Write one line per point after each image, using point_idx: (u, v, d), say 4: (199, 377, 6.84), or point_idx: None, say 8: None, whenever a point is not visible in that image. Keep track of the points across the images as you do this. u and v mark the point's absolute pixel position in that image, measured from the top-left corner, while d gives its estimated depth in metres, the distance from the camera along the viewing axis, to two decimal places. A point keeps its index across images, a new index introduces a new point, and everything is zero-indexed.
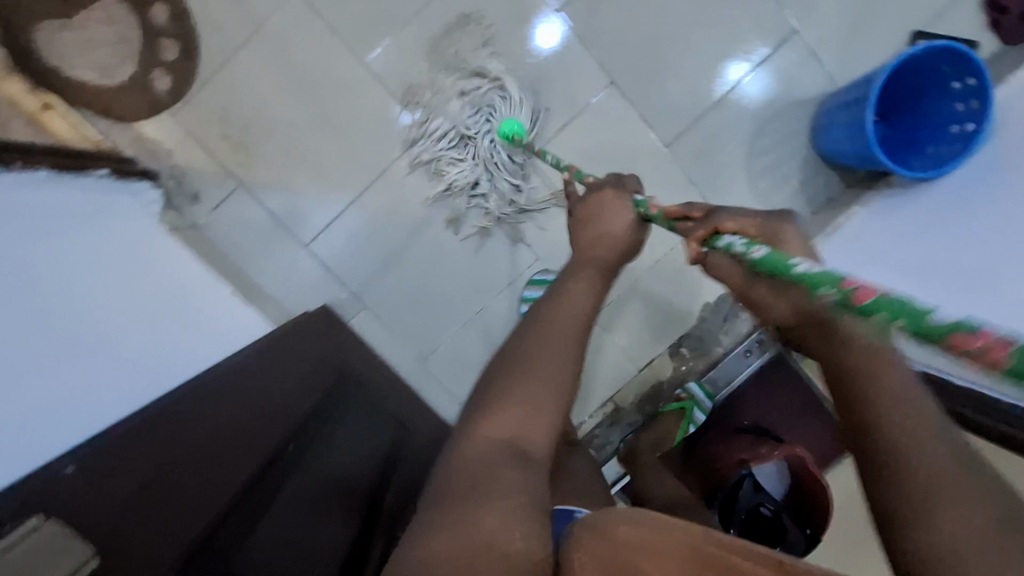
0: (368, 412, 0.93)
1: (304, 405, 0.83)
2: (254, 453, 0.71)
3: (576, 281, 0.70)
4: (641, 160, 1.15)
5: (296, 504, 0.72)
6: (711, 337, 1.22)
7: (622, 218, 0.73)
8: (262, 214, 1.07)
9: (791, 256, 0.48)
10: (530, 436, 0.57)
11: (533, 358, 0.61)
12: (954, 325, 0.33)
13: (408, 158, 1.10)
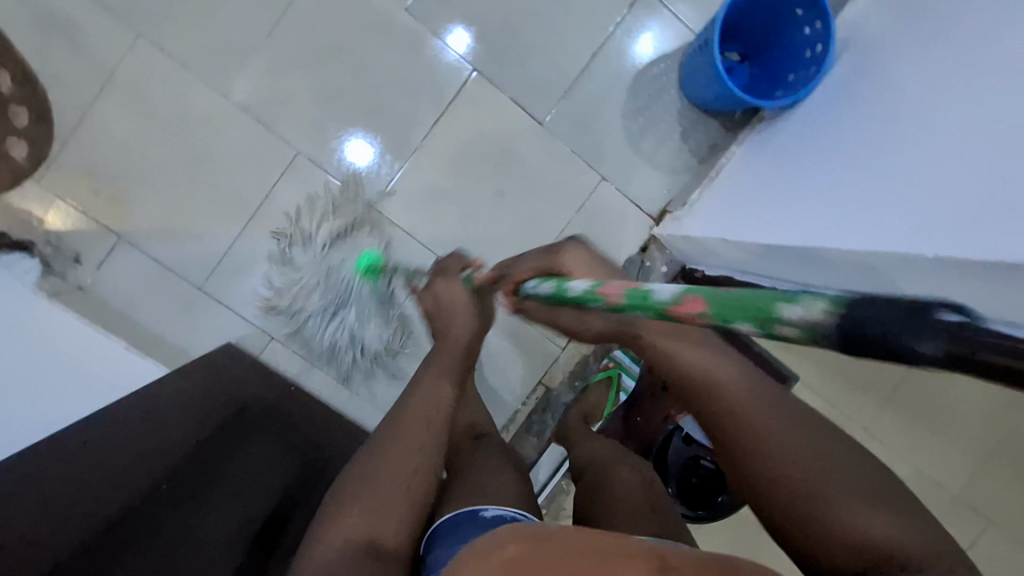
0: (278, 444, 0.90)
1: (178, 465, 0.78)
2: (129, 485, 0.73)
3: (430, 375, 0.76)
4: (519, 140, 1.15)
5: (170, 541, 0.72)
6: None
7: (458, 297, 0.83)
8: (151, 265, 1.09)
9: (571, 284, 0.66)
10: (382, 535, 0.63)
11: (386, 449, 0.68)
12: (671, 300, 0.46)
13: (286, 181, 1.10)
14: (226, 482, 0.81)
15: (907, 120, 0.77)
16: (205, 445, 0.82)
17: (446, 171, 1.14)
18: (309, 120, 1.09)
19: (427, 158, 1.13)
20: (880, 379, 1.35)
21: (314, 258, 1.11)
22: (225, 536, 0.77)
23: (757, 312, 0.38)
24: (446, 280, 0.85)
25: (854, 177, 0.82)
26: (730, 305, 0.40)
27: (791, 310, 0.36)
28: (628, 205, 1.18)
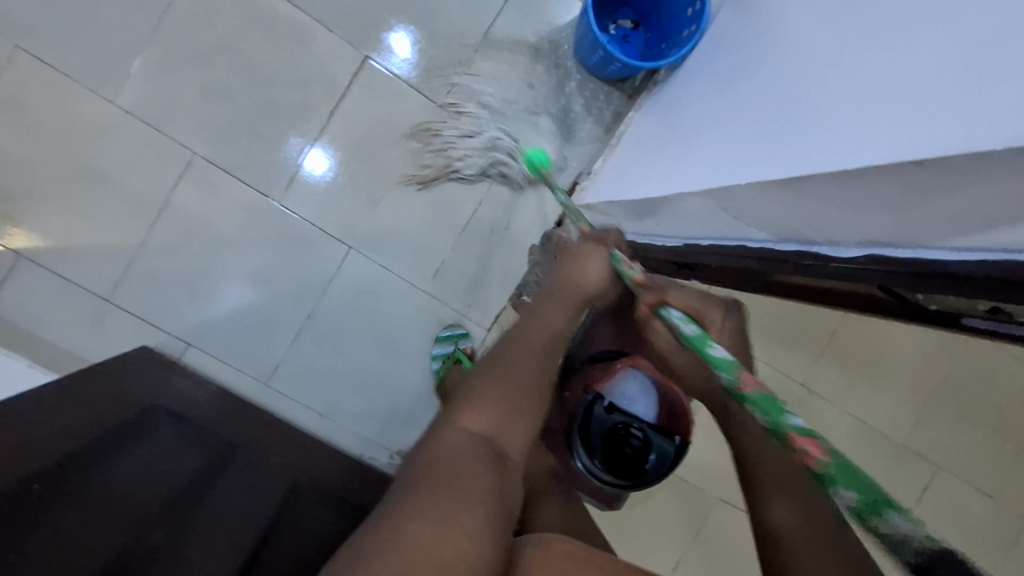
0: (189, 437, 0.94)
1: (88, 445, 0.79)
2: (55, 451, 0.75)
3: (558, 307, 0.79)
4: (420, 124, 1.14)
5: (72, 522, 0.73)
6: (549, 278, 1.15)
7: (598, 268, 0.81)
8: (56, 281, 1.07)
9: (713, 341, 0.61)
10: (502, 442, 0.65)
11: (510, 368, 0.70)
12: (807, 431, 0.46)
13: (187, 183, 1.09)
14: (130, 469, 0.83)
15: (751, 42, 0.75)
16: (111, 432, 0.84)
17: (351, 161, 1.13)
18: (203, 120, 1.08)
19: (330, 150, 1.13)
20: (809, 331, 1.37)
21: (494, 109, 1.14)
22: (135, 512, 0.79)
23: (871, 496, 0.40)
24: (598, 247, 0.83)
25: (711, 105, 0.80)
26: (851, 476, 0.42)
27: (892, 524, 0.39)
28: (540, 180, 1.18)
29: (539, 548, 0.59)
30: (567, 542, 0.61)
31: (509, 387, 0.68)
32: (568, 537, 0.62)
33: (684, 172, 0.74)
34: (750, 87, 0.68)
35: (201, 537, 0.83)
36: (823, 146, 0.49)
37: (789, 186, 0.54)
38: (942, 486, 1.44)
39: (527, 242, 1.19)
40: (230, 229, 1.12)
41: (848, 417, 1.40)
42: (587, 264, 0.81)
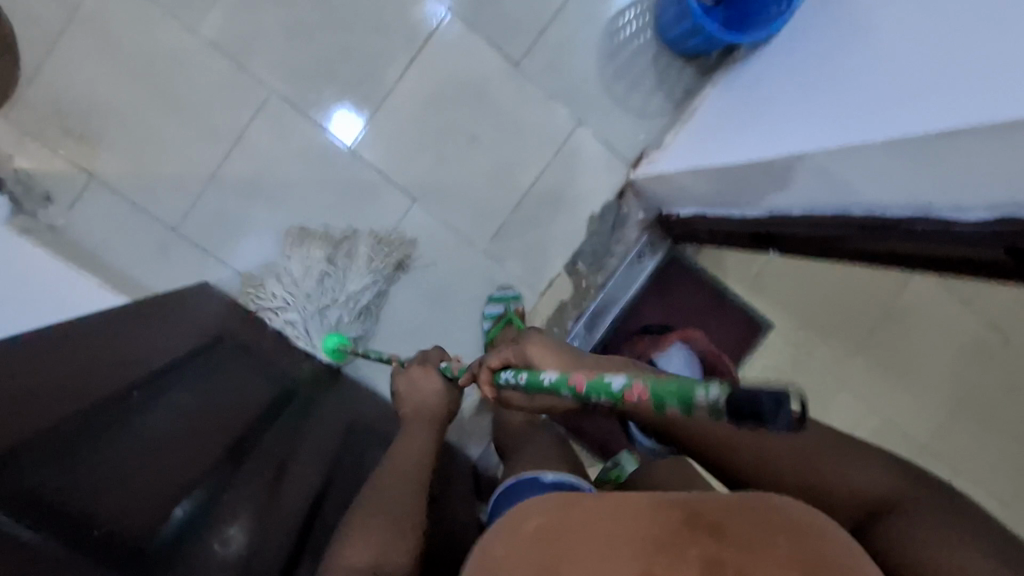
0: (252, 372, 0.93)
1: (161, 374, 0.77)
2: (128, 370, 0.73)
3: (409, 437, 0.89)
4: (493, 82, 1.15)
5: (158, 435, 0.69)
6: (604, 248, 1.23)
7: (434, 384, 0.95)
8: (124, 206, 1.08)
9: (541, 371, 0.63)
10: (384, 563, 0.68)
11: (386, 501, 0.76)
12: (623, 384, 0.50)
13: (259, 119, 1.10)
14: (206, 397, 0.80)
15: (840, 17, 0.77)
16: (182, 359, 0.82)
17: (423, 113, 1.14)
18: (283, 60, 1.09)
19: (403, 99, 1.13)
20: (850, 327, 1.39)
21: (297, 269, 1.12)
22: (219, 434, 0.76)
23: (682, 390, 0.43)
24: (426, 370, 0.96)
25: (796, 81, 0.82)
26: (666, 389, 0.44)
27: (701, 396, 0.41)
28: (605, 151, 1.20)
29: (506, 534, 0.46)
30: (542, 515, 0.46)
31: (389, 515, 0.73)
32: (548, 507, 0.48)
33: (770, 143, 0.75)
34: (847, 61, 0.70)
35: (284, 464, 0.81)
36: (946, 112, 0.49)
37: (899, 154, 0.54)
38: (961, 487, 1.48)
39: (588, 212, 1.22)
40: (298, 169, 1.12)
41: (877, 415, 1.43)
42: (420, 386, 0.95)
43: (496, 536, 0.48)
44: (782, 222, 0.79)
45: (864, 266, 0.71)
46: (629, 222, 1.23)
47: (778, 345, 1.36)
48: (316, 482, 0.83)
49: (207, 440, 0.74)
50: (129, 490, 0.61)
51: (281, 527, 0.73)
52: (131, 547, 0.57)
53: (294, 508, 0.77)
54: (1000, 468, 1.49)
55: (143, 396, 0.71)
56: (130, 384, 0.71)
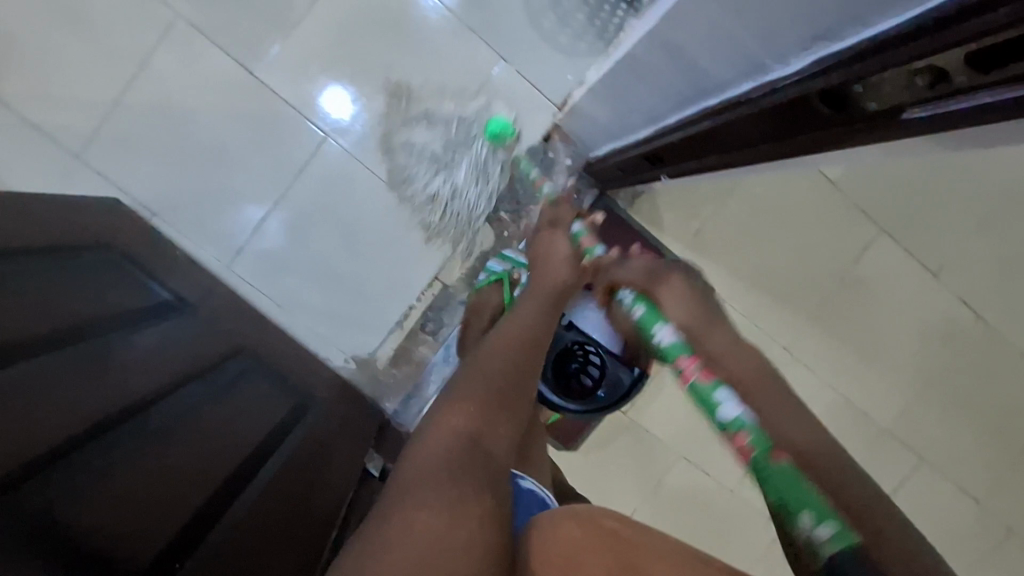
0: (131, 291, 0.87)
1: (27, 251, 0.69)
2: (21, 235, 0.69)
3: (528, 305, 0.80)
4: (411, 15, 1.10)
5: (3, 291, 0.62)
6: (529, 195, 1.16)
7: (562, 247, 0.88)
8: (26, 129, 1.06)
9: (658, 321, 0.74)
10: (483, 441, 0.62)
11: (508, 394, 0.68)
12: (734, 423, 0.57)
13: (166, 46, 1.07)
14: (59, 291, 0.72)
15: None
16: (57, 251, 0.76)
17: (339, 45, 1.10)
18: None
19: (316, 29, 1.10)
20: (802, 295, 1.29)
21: (415, 137, 1.14)
22: (42, 321, 0.65)
23: (804, 503, 0.47)
24: (557, 235, 0.91)
25: None
26: (788, 496, 0.49)
27: (804, 527, 0.46)
28: (531, 90, 1.14)
29: (583, 525, 0.51)
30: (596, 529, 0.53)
31: (489, 379, 0.68)
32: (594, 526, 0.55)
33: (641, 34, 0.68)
34: None
35: (106, 373, 0.69)
36: None
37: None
38: (920, 477, 1.37)
39: (512, 154, 1.16)
40: (208, 98, 1.09)
41: (828, 392, 1.33)
42: (557, 247, 0.88)
43: (570, 531, 0.51)
44: (663, 127, 0.71)
45: (734, 166, 0.63)
46: (555, 168, 1.16)
47: None
48: (144, 397, 0.71)
49: (45, 325, 0.65)
50: None
51: (76, 425, 0.60)
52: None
53: (107, 413, 0.64)
54: (963, 459, 1.38)
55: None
56: (1, 241, 0.64)
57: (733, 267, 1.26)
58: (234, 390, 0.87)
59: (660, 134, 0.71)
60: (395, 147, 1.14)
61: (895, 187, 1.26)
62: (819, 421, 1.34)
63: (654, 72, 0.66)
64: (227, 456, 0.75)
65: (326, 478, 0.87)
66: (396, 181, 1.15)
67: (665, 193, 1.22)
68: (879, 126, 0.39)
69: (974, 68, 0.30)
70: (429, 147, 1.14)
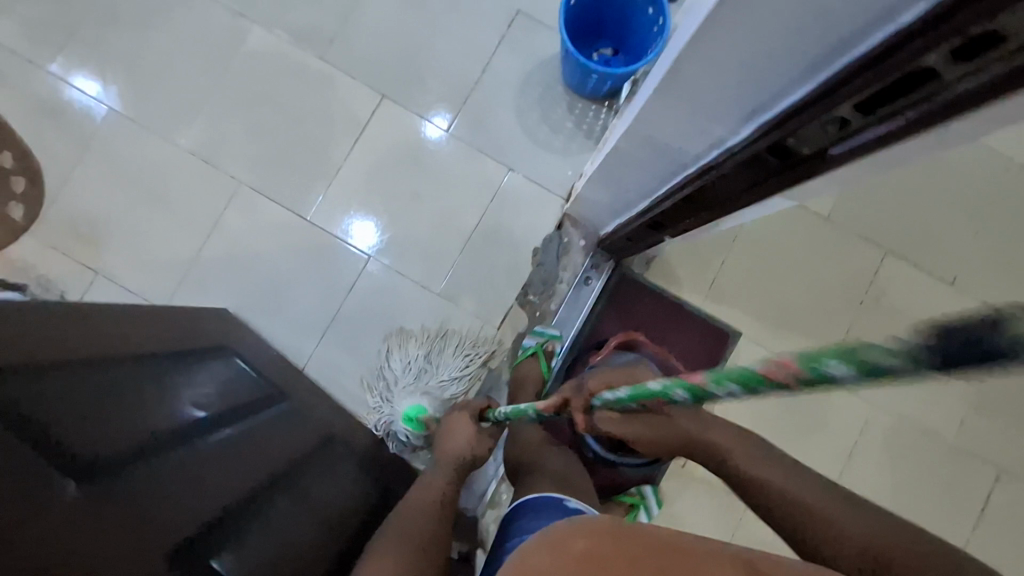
0: (247, 381, 0.91)
1: (166, 350, 0.77)
2: (159, 343, 0.76)
3: (433, 474, 0.95)
4: (428, 146, 1.32)
5: (141, 396, 0.65)
6: (552, 276, 1.30)
7: (465, 424, 1.02)
8: (124, 293, 1.25)
9: (650, 383, 0.51)
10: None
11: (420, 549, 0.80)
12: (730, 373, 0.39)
13: (233, 206, 1.29)
14: (197, 379, 0.78)
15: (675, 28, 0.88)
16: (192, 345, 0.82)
17: (372, 180, 1.31)
18: (251, 156, 1.30)
19: (352, 171, 1.31)
20: (827, 325, 1.34)
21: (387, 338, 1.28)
22: (185, 414, 0.71)
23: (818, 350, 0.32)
24: (461, 411, 1.05)
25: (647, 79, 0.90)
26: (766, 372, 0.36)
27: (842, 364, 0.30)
28: (537, 188, 1.31)
29: (552, 553, 0.49)
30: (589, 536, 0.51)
31: (402, 537, 0.80)
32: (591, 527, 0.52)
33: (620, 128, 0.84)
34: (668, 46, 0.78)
35: (241, 456, 0.73)
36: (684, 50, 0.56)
37: (678, 88, 0.60)
38: (1004, 490, 1.32)
39: (532, 244, 1.31)
40: (269, 242, 1.28)
41: (881, 415, 1.33)
42: (453, 431, 1.01)
43: (540, 562, 0.50)
44: (655, 197, 0.84)
45: (722, 215, 0.75)
46: (571, 248, 1.30)
47: (753, 352, 1.32)
48: (265, 479, 0.75)
49: (181, 422, 0.68)
50: (99, 428, 0.57)
51: (210, 514, 0.64)
52: (68, 473, 0.51)
53: (242, 496, 0.70)
54: None
55: (136, 358, 0.69)
56: (136, 349, 0.70)
57: (755, 311, 1.33)
58: (337, 471, 0.92)
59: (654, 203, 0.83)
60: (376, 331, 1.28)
61: (886, 212, 1.35)
62: (879, 447, 1.33)
63: (639, 156, 0.80)
64: (327, 542, 0.80)
65: None
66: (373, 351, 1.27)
67: (675, 254, 1.33)
68: (814, 162, 0.52)
69: (862, 112, 0.42)
70: (393, 354, 1.26)
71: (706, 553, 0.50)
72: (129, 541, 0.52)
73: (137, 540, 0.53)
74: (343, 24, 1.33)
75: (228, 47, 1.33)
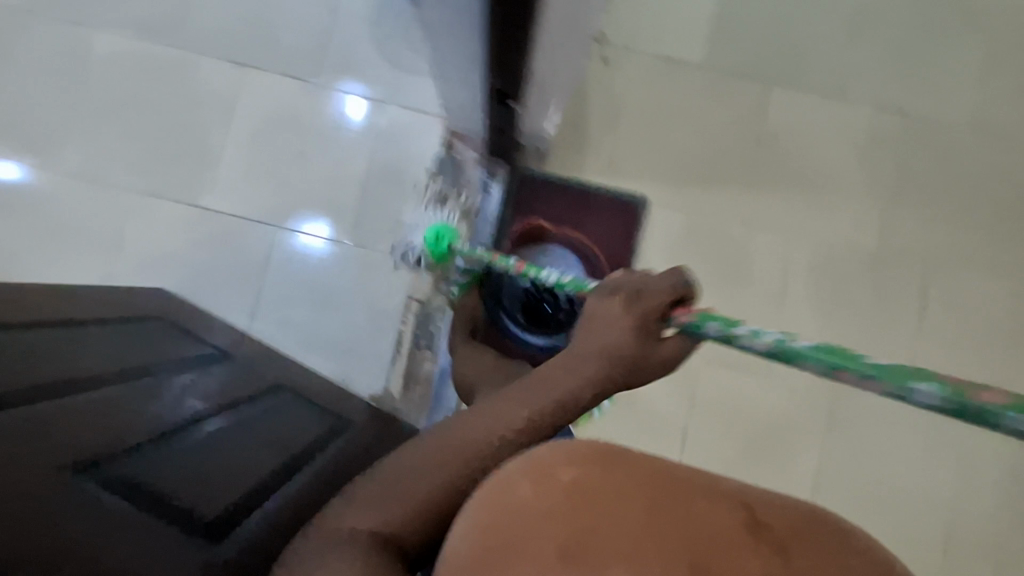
0: (168, 355, 1.01)
1: (105, 321, 0.97)
2: (94, 316, 0.96)
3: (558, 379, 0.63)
4: (300, 102, 1.32)
5: (75, 353, 0.84)
6: (454, 196, 1.31)
7: (616, 319, 0.65)
8: None
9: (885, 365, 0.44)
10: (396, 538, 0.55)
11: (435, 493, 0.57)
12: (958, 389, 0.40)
13: (127, 213, 1.29)
14: (130, 346, 0.96)
15: None
16: (122, 318, 1.02)
17: (254, 151, 1.32)
18: (132, 162, 1.30)
19: (231, 148, 1.31)
20: (731, 168, 1.34)
21: (385, 147, 1.33)
22: (109, 366, 0.87)
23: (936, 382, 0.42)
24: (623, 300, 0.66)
25: None
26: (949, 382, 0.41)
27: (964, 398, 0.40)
28: (416, 115, 1.33)
29: (539, 482, 0.41)
30: (574, 464, 0.42)
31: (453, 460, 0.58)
32: (581, 450, 0.43)
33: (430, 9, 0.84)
34: None
35: (163, 400, 0.88)
36: None
37: None
38: (937, 274, 1.36)
39: (425, 170, 1.33)
40: (173, 239, 1.29)
41: (804, 241, 1.35)
42: (605, 319, 0.66)
43: (522, 491, 0.41)
44: (485, 60, 0.84)
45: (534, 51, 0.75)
46: (462, 164, 1.31)
47: (667, 215, 1.33)
48: (197, 415, 0.89)
49: (113, 372, 0.86)
50: (44, 364, 0.76)
51: (144, 432, 0.78)
52: (14, 391, 0.68)
53: (169, 422, 0.84)
54: (965, 242, 1.37)
55: (88, 325, 0.92)
56: (75, 322, 0.90)
57: (660, 173, 1.34)
58: (283, 414, 1.06)
59: (485, 63, 0.84)
60: (365, 147, 1.32)
61: (758, 42, 1.35)
62: (810, 268, 1.35)
63: (455, 23, 0.82)
64: (268, 459, 0.92)
65: (364, 461, 1.02)
66: (365, 167, 1.32)
67: (567, 140, 1.33)
68: None
69: None
70: (391, 168, 1.33)
71: (715, 497, 0.40)
72: (68, 436, 0.68)
73: (72, 439, 0.68)
74: (180, 6, 1.31)
75: (75, 59, 1.31)
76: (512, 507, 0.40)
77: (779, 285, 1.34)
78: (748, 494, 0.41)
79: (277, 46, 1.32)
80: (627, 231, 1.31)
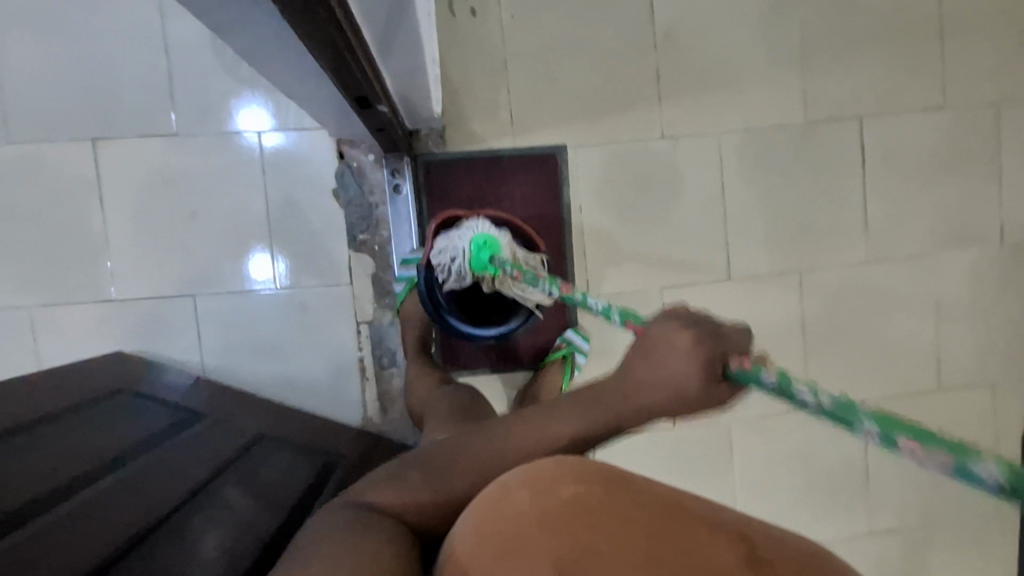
0: (137, 437, 0.99)
1: (62, 411, 0.95)
2: (50, 410, 0.93)
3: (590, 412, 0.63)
4: (173, 157, 1.22)
5: (46, 456, 0.82)
6: (365, 206, 1.24)
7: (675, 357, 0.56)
8: None
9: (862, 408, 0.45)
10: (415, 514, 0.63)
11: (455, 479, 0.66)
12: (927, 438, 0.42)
13: (42, 330, 1.22)
14: (95, 436, 0.93)
15: None
16: (77, 406, 0.99)
17: (144, 223, 1.22)
18: (20, 278, 1.21)
19: (120, 228, 1.22)
20: (637, 88, 1.26)
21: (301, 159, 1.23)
22: (82, 460, 0.85)
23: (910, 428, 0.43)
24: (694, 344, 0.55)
25: None
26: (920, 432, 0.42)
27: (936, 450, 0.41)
28: (298, 132, 1.22)
29: (539, 497, 0.48)
30: (580, 484, 0.49)
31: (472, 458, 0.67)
32: (584, 471, 0.51)
33: (244, 39, 0.74)
34: None
35: (146, 484, 0.87)
36: None
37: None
38: (869, 131, 1.32)
39: (328, 187, 1.23)
40: (98, 340, 1.23)
41: (732, 139, 1.29)
42: (661, 356, 0.57)
43: (523, 501, 0.48)
44: (329, 76, 0.76)
45: None
46: (364, 171, 1.23)
47: (586, 156, 1.27)
48: (185, 492, 0.89)
49: (87, 465, 0.85)
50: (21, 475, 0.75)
51: (139, 523, 0.79)
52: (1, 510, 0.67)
53: (160, 504, 0.84)
54: (890, 90, 1.32)
55: (54, 420, 0.91)
56: (35, 423, 0.88)
57: (567, 116, 1.26)
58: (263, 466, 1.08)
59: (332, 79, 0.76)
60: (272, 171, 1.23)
61: None
62: (744, 166, 1.30)
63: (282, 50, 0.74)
64: (268, 512, 0.94)
65: None
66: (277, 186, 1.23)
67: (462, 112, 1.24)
68: None
69: None
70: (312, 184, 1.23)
71: (719, 530, 0.46)
72: (62, 545, 0.68)
73: (67, 547, 0.68)
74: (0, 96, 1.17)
75: None
76: (514, 517, 0.48)
77: (717, 192, 1.30)
78: (741, 524, 0.48)
79: (125, 106, 1.20)
80: (552, 188, 1.26)
